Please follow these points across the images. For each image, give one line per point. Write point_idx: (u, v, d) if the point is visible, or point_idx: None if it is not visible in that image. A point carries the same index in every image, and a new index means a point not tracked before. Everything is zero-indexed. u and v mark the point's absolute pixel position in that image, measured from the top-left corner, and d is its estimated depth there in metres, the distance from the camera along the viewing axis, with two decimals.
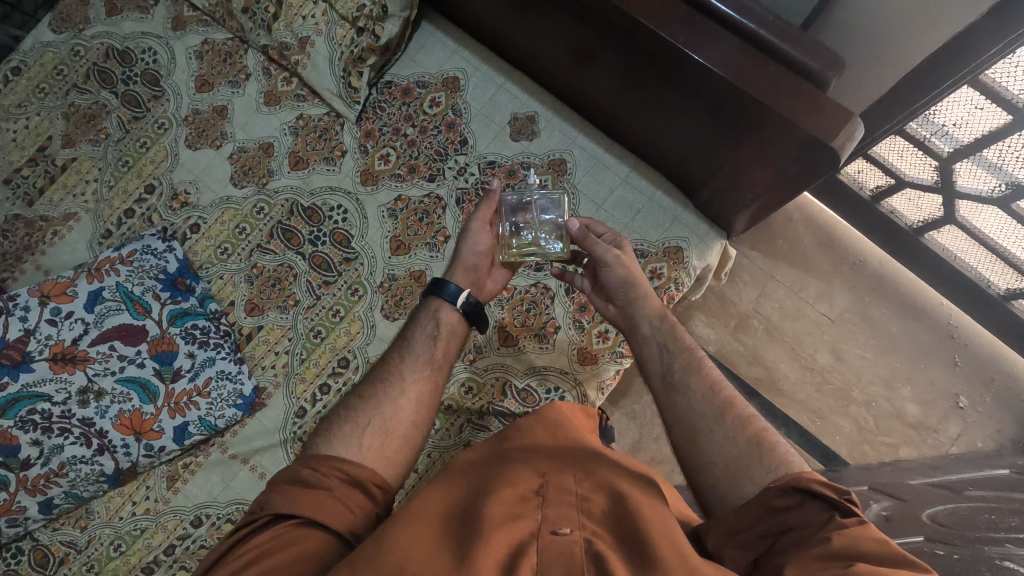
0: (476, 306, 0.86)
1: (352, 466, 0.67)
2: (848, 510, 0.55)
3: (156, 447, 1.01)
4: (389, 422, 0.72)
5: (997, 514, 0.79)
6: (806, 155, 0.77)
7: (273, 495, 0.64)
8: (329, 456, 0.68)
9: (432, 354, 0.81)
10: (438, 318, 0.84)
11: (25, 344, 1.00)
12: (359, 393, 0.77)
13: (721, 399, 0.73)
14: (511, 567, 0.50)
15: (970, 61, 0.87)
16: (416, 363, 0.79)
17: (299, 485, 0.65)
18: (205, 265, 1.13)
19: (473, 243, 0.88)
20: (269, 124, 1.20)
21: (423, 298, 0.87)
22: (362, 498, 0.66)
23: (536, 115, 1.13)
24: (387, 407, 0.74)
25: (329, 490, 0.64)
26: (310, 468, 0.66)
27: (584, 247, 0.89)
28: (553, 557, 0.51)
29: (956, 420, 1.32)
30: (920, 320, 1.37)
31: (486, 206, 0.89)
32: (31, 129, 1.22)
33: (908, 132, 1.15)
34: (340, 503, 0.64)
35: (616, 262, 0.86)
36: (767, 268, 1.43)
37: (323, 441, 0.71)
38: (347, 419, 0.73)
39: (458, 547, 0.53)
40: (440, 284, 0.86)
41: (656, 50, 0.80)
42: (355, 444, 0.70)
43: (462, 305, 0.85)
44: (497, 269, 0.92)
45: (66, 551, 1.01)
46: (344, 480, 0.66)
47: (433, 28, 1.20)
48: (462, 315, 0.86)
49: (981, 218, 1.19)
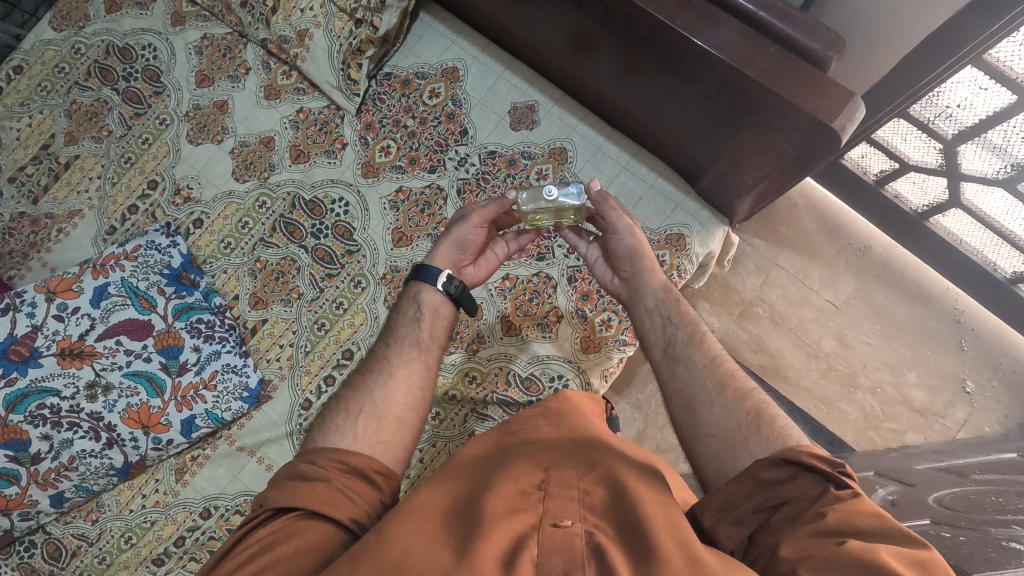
0: (461, 287, 0.87)
1: (351, 456, 0.67)
2: (843, 481, 0.56)
3: (164, 440, 1.02)
4: (383, 410, 0.74)
5: (1003, 497, 0.79)
6: (808, 138, 0.76)
7: (273, 491, 0.65)
8: (325, 449, 0.68)
9: (419, 336, 0.82)
10: (420, 300, 0.86)
11: (32, 341, 1.00)
12: (352, 386, 0.78)
13: (722, 372, 0.73)
14: (512, 559, 0.51)
15: (978, 34, 0.84)
16: (403, 348, 0.81)
17: (298, 479, 0.65)
18: (208, 260, 1.14)
19: (463, 233, 0.88)
20: (269, 118, 1.20)
21: (407, 284, 0.89)
22: (363, 486, 0.66)
23: (536, 104, 1.13)
24: (379, 395, 0.75)
25: (327, 481, 0.65)
26: (307, 463, 0.67)
27: (600, 213, 0.88)
28: (554, 549, 0.52)
29: (964, 405, 1.31)
30: (926, 305, 1.37)
31: (491, 205, 0.88)
32: (35, 126, 1.23)
33: (911, 115, 1.14)
34: (340, 492, 0.64)
35: (627, 231, 0.86)
36: (769, 255, 1.43)
37: (323, 433, 0.72)
38: (343, 409, 0.74)
39: (459, 541, 0.54)
40: (422, 269, 0.87)
41: (655, 34, 0.80)
42: (351, 433, 0.71)
43: (444, 287, 0.86)
44: (484, 258, 0.93)
45: (78, 544, 1.02)
46: (343, 470, 0.66)
47: (431, 18, 1.20)
48: (448, 298, 0.87)
49: (986, 201, 1.17)
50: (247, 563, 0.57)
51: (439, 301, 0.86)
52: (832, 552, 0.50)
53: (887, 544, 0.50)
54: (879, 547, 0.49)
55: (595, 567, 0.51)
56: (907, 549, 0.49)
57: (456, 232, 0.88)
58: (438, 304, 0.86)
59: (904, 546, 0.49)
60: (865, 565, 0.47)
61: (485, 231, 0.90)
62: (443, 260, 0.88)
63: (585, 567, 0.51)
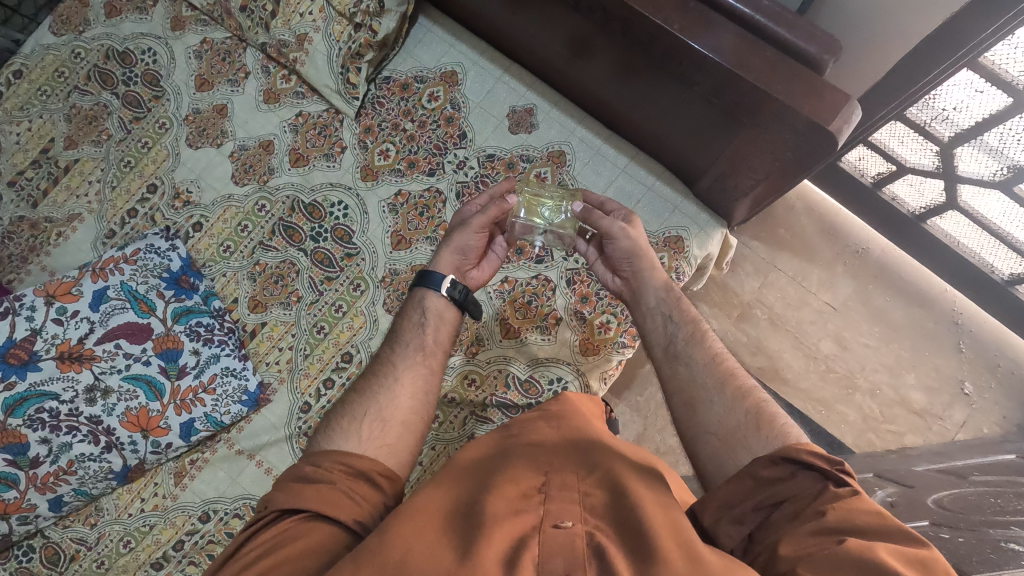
0: (464, 292, 0.87)
1: (354, 459, 0.67)
2: (841, 479, 0.56)
3: (163, 444, 1.02)
4: (386, 412, 0.74)
5: (1002, 498, 0.79)
6: (805, 139, 0.76)
7: (278, 493, 0.65)
8: (330, 451, 0.69)
9: (423, 339, 0.83)
10: (424, 305, 0.86)
11: (31, 344, 1.01)
12: (355, 390, 0.78)
13: (722, 371, 0.73)
14: (513, 559, 0.51)
15: (980, 32, 0.85)
16: (406, 351, 0.81)
17: (303, 481, 0.66)
18: (208, 263, 1.14)
19: (464, 239, 0.88)
20: (269, 121, 1.21)
21: (412, 289, 0.89)
22: (368, 488, 0.66)
23: (535, 107, 1.13)
24: (383, 397, 0.76)
25: (330, 483, 0.65)
26: (312, 465, 0.67)
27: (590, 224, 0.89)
28: (555, 549, 0.53)
29: (962, 406, 1.32)
30: (925, 307, 1.37)
31: (492, 211, 0.88)
32: (34, 131, 1.24)
33: (908, 117, 1.14)
34: (344, 494, 0.64)
35: (622, 234, 0.86)
36: (768, 258, 1.43)
37: (326, 436, 0.72)
38: (346, 412, 0.74)
39: (459, 542, 0.54)
40: (425, 274, 0.88)
41: (653, 38, 0.80)
42: (354, 435, 0.71)
43: (447, 291, 0.86)
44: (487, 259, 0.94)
45: (76, 549, 1.02)
46: (347, 472, 0.66)
47: (430, 22, 1.20)
48: (451, 302, 0.87)
49: (983, 203, 1.18)
50: (252, 565, 0.58)
51: (443, 306, 0.86)
52: (830, 550, 0.50)
53: (886, 543, 0.50)
54: (878, 545, 0.49)
55: (595, 567, 0.52)
56: (907, 547, 0.49)
57: (457, 238, 0.88)
58: (442, 308, 0.86)
59: (904, 545, 0.49)
60: (863, 564, 0.47)
61: (486, 235, 0.90)
62: (447, 265, 0.88)
63: (585, 568, 0.51)
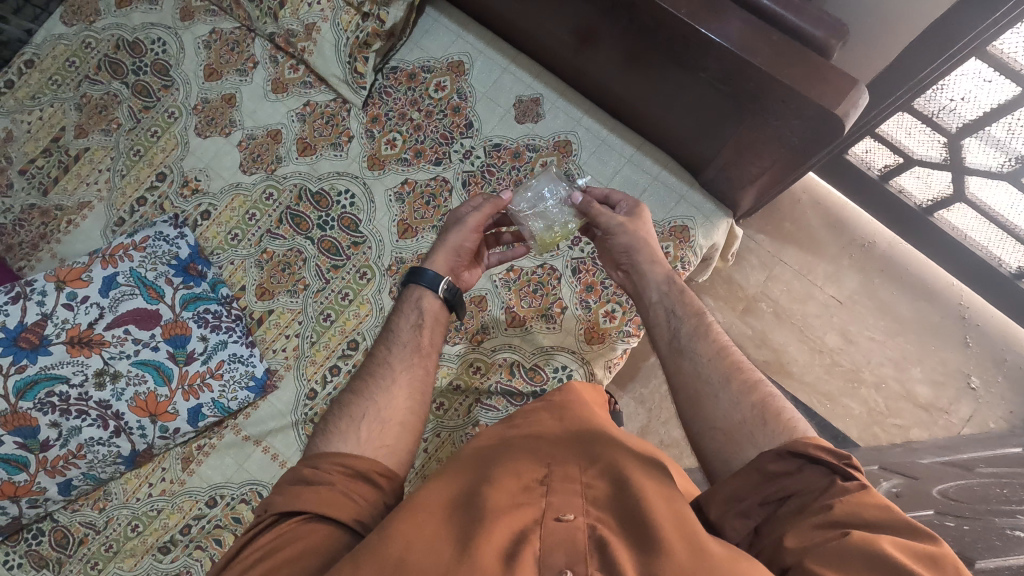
0: (456, 292, 0.88)
1: (352, 459, 0.68)
2: (849, 473, 0.56)
3: (171, 429, 1.04)
4: (384, 412, 0.74)
5: (1007, 488, 0.78)
6: (811, 127, 0.76)
7: (277, 496, 0.65)
8: (329, 453, 0.69)
9: (419, 340, 0.83)
10: (425, 302, 0.86)
11: (42, 328, 1.01)
12: (355, 388, 0.78)
13: (728, 364, 0.73)
14: (513, 553, 0.52)
15: (986, 18, 0.85)
16: (403, 351, 0.81)
17: (302, 483, 0.66)
18: (216, 251, 1.15)
19: (460, 239, 0.89)
20: (277, 111, 1.21)
21: (406, 287, 0.88)
22: (367, 488, 0.67)
23: (541, 97, 1.13)
24: (382, 397, 0.76)
25: (330, 484, 0.65)
26: (311, 467, 0.68)
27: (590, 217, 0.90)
28: (555, 544, 0.54)
29: (968, 401, 1.31)
30: (931, 301, 1.37)
31: (484, 207, 0.90)
32: (45, 120, 1.25)
33: (915, 108, 1.14)
34: (344, 495, 0.65)
35: (621, 229, 0.86)
36: (773, 251, 1.43)
37: (325, 435, 0.72)
38: (345, 412, 0.74)
39: (461, 536, 0.55)
40: (418, 271, 0.88)
41: (660, 24, 0.81)
42: (353, 436, 0.71)
43: (442, 291, 0.87)
44: (474, 266, 0.96)
45: (85, 532, 1.03)
46: (345, 473, 0.67)
47: (437, 13, 1.21)
48: (444, 302, 0.88)
49: (993, 195, 1.18)
50: (252, 568, 0.58)
51: (438, 307, 0.87)
52: (835, 542, 0.50)
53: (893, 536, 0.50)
54: (885, 539, 0.49)
55: (596, 560, 0.52)
56: (914, 542, 0.49)
57: (453, 238, 0.89)
58: (437, 311, 0.87)
59: (912, 540, 0.49)
60: (870, 559, 0.47)
61: (479, 236, 0.91)
62: (442, 266, 0.89)
63: (586, 561, 0.52)
